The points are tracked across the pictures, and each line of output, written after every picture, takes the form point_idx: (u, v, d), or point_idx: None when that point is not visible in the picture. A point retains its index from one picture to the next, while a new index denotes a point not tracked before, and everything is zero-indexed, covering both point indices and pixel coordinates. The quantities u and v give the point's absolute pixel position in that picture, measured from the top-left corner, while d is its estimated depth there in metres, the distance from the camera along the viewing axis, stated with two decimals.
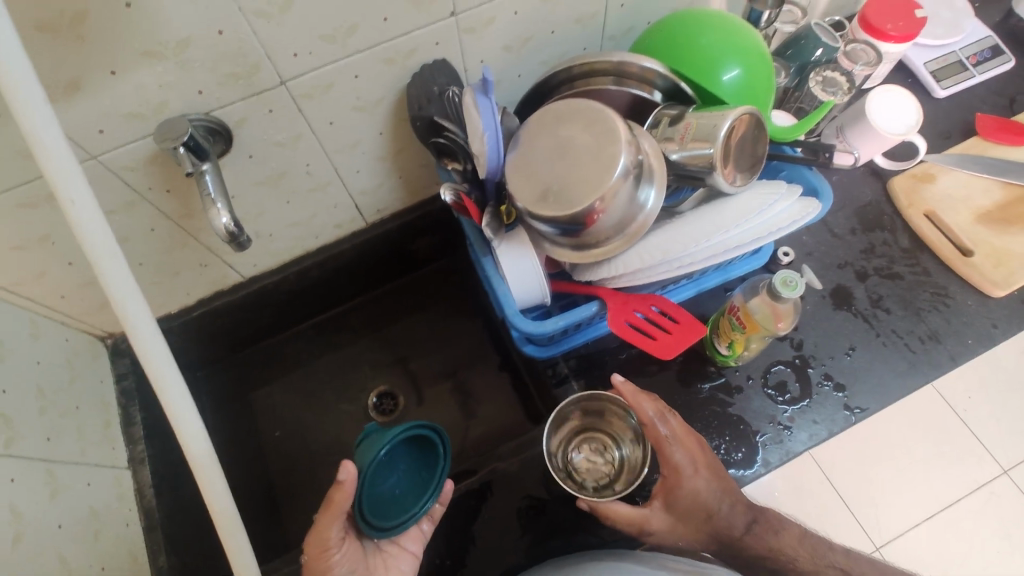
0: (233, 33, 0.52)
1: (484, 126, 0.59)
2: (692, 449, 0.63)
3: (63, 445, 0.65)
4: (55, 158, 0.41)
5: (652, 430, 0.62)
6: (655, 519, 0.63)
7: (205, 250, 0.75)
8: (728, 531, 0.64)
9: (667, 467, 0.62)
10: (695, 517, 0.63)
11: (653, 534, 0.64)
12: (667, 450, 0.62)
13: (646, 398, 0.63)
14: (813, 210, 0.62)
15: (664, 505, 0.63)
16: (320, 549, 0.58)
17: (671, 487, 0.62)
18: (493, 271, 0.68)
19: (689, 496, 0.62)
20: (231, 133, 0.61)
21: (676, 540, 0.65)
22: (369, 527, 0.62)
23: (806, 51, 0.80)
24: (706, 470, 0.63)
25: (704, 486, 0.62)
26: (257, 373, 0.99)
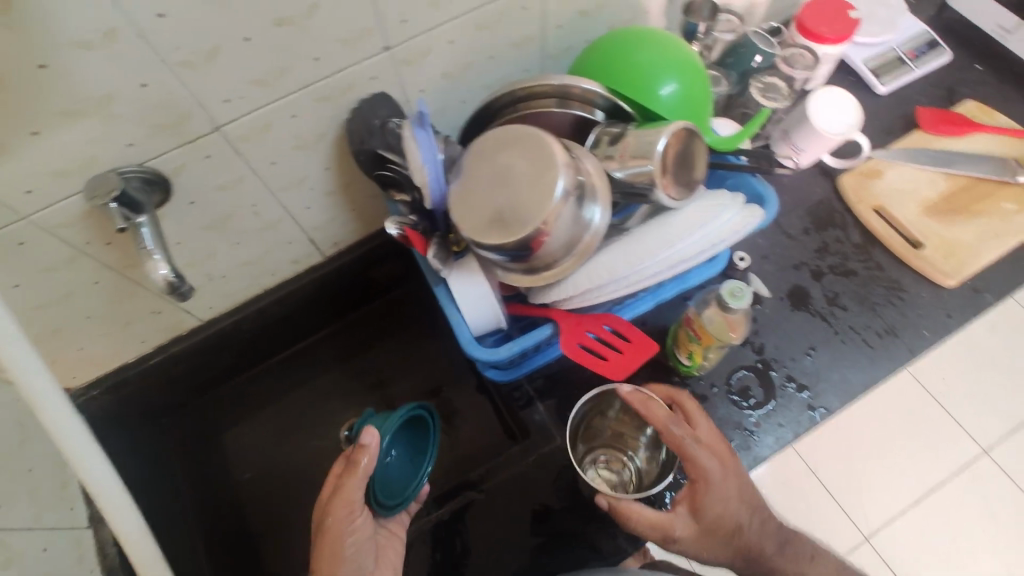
0: (158, 85, 0.52)
1: (424, 159, 0.60)
2: (718, 453, 0.59)
3: (14, 511, 0.62)
4: None
5: (676, 433, 0.58)
6: (682, 524, 0.58)
7: (156, 298, 0.73)
8: (752, 547, 0.61)
9: (693, 471, 0.57)
10: (722, 529, 0.59)
11: (677, 542, 0.59)
12: (693, 453, 0.57)
13: (657, 405, 0.60)
14: (756, 217, 0.63)
15: (692, 512, 0.59)
16: (344, 517, 0.60)
17: (699, 492, 0.58)
18: (446, 299, 0.67)
19: (718, 505, 0.58)
20: (169, 182, 0.61)
21: (699, 554, 0.60)
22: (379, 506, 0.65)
23: (744, 58, 0.83)
24: (732, 478, 0.59)
25: (731, 494, 0.59)
26: (226, 414, 0.97)
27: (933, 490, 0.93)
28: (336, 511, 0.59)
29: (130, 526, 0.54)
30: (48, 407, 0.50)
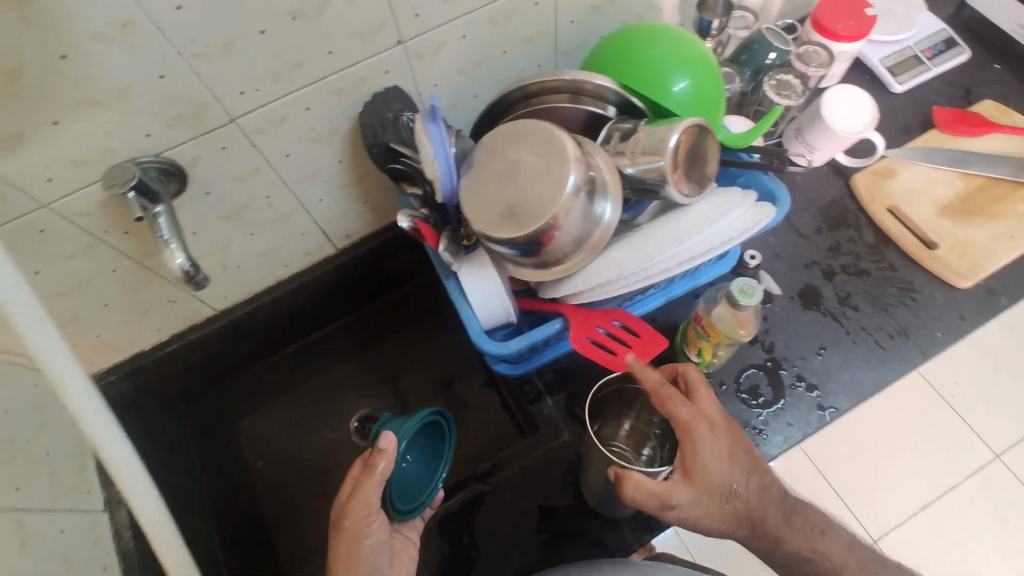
0: (176, 77, 0.53)
1: (435, 153, 0.60)
2: (707, 413, 0.59)
3: (33, 494, 0.63)
4: None
5: (661, 390, 0.59)
6: (677, 490, 0.56)
7: (172, 288, 0.75)
8: (752, 510, 0.59)
9: (681, 428, 0.58)
10: (717, 488, 0.57)
11: (676, 509, 0.57)
12: (677, 408, 0.58)
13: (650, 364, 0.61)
14: (767, 215, 0.62)
15: (686, 475, 0.57)
16: (360, 519, 0.60)
17: (689, 452, 0.57)
18: (456, 292, 0.68)
19: (710, 462, 0.57)
20: (185, 173, 0.62)
21: (698, 521, 0.58)
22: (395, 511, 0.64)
23: (759, 55, 0.82)
24: (723, 436, 0.59)
25: (723, 451, 0.58)
26: (239, 404, 0.98)
27: (941, 496, 0.92)
28: (353, 514, 0.60)
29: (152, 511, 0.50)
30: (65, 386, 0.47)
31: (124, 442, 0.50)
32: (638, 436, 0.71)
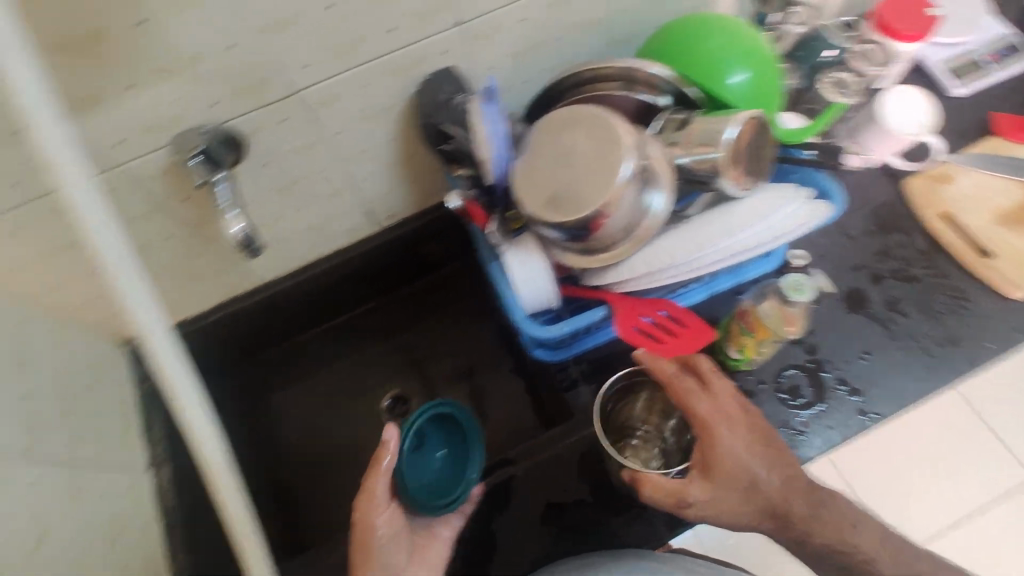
0: (244, 48, 0.54)
1: (489, 133, 0.61)
2: (726, 409, 0.60)
3: (85, 447, 0.67)
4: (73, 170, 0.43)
5: (677, 386, 0.61)
6: (693, 486, 0.57)
7: (221, 257, 0.77)
8: (777, 503, 0.57)
9: (697, 423, 0.59)
10: (737, 482, 0.57)
11: (694, 507, 0.57)
12: (691, 403, 0.60)
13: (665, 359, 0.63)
14: (823, 212, 0.61)
15: (703, 471, 0.58)
16: (369, 512, 0.65)
17: (706, 448, 0.58)
18: (500, 275, 0.68)
19: (726, 456, 0.57)
20: (244, 144, 0.63)
21: (725, 519, 0.58)
22: (419, 506, 0.71)
23: (816, 51, 0.79)
24: (742, 430, 0.59)
25: (741, 444, 0.58)
26: (274, 376, 0.99)
27: (976, 512, 0.89)
28: (361, 507, 0.65)
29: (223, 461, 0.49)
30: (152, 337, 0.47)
31: (195, 393, 0.48)
32: (661, 413, 0.72)
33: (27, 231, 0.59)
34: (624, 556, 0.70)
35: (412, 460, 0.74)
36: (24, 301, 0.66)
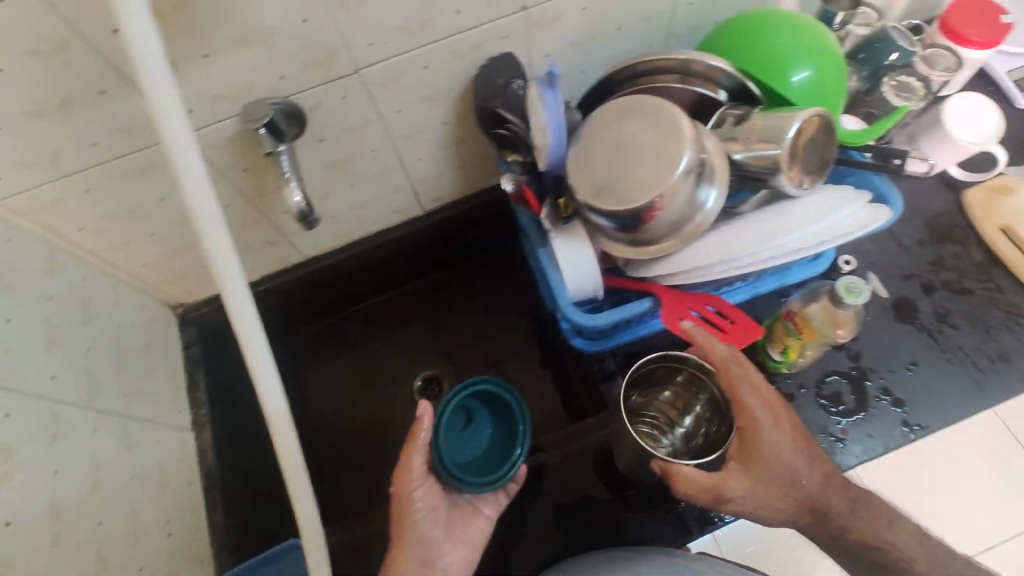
0: (316, 23, 0.55)
1: (548, 118, 0.61)
2: (773, 407, 0.58)
3: (137, 403, 0.70)
4: (175, 128, 0.46)
5: (726, 377, 0.58)
6: (733, 482, 0.56)
7: (272, 229, 0.79)
8: (816, 500, 0.57)
9: (743, 417, 0.57)
10: (780, 480, 0.56)
11: (731, 502, 0.56)
12: (740, 394, 0.57)
13: (721, 345, 0.60)
14: (882, 216, 0.60)
15: (743, 467, 0.56)
16: (407, 484, 0.63)
17: (749, 442, 0.57)
18: (548, 262, 0.69)
19: (770, 453, 0.56)
20: (305, 117, 0.64)
21: (760, 513, 0.58)
22: (458, 481, 0.62)
23: (880, 54, 0.77)
24: (790, 430, 0.57)
25: (787, 442, 0.57)
26: (311, 350, 1.01)
27: None
28: (400, 481, 0.63)
29: (278, 405, 0.55)
30: (232, 286, 0.52)
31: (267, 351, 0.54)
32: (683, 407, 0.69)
33: (98, 190, 0.61)
34: (655, 552, 0.70)
35: (455, 437, 0.68)
36: (88, 259, 0.69)
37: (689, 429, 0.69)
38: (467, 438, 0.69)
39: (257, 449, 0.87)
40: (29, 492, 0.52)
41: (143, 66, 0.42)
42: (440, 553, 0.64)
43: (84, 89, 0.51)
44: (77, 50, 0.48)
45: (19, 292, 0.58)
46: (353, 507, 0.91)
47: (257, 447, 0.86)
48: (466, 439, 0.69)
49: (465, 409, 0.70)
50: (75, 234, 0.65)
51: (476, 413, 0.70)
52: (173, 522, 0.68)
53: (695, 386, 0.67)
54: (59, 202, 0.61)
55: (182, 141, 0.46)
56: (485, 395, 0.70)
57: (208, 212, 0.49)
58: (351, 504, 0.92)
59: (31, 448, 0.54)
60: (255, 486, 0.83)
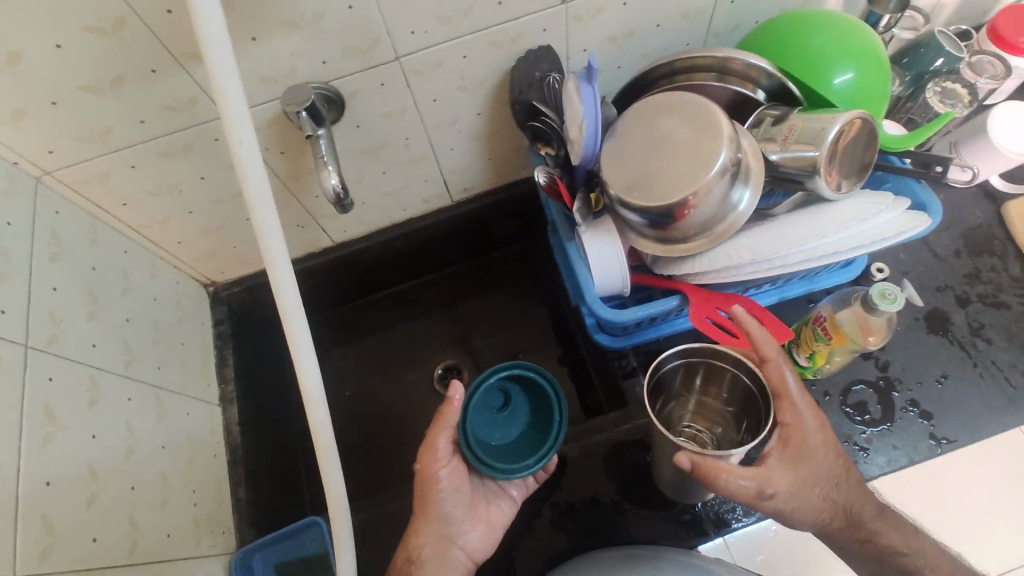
0: (361, 9, 0.56)
1: (585, 112, 0.60)
2: (814, 407, 0.58)
3: (170, 375, 0.72)
4: (231, 103, 0.47)
5: (776, 370, 0.57)
6: (777, 477, 0.54)
7: (305, 212, 0.80)
8: (852, 506, 0.59)
9: (790, 414, 0.56)
10: (819, 481, 0.56)
11: (772, 499, 0.54)
12: (790, 392, 0.56)
13: (771, 339, 0.58)
14: (920, 224, 0.59)
15: (786, 463, 0.55)
16: (431, 463, 0.63)
17: (794, 439, 0.56)
18: (576, 255, 0.69)
19: (815, 452, 0.56)
20: (344, 102, 0.65)
21: (791, 514, 0.57)
22: (484, 465, 0.62)
23: (924, 60, 0.75)
24: (829, 432, 0.57)
25: (827, 447, 0.56)
26: (335, 334, 1.03)
27: None
28: (424, 458, 0.63)
29: (311, 382, 0.56)
30: (277, 265, 0.53)
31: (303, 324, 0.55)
32: (712, 404, 0.68)
33: (143, 167, 0.63)
34: (671, 556, 0.70)
35: (491, 419, 0.69)
36: (129, 233, 0.71)
37: (726, 424, 0.67)
38: (502, 421, 0.69)
39: (280, 428, 0.88)
40: (68, 453, 0.54)
41: (207, 44, 0.44)
42: (460, 533, 0.66)
43: (135, 67, 0.53)
44: (132, 28, 0.49)
45: (64, 261, 0.61)
46: (366, 491, 0.92)
47: (279, 425, 0.88)
48: (502, 421, 0.69)
49: (503, 392, 0.70)
50: (118, 209, 0.67)
51: (514, 397, 0.70)
52: (199, 492, 0.70)
53: (710, 384, 0.66)
54: (106, 176, 0.63)
55: (240, 122, 0.48)
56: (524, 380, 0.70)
57: (258, 187, 0.50)
58: (365, 489, 0.93)
59: (70, 412, 0.56)
60: (276, 463, 0.85)
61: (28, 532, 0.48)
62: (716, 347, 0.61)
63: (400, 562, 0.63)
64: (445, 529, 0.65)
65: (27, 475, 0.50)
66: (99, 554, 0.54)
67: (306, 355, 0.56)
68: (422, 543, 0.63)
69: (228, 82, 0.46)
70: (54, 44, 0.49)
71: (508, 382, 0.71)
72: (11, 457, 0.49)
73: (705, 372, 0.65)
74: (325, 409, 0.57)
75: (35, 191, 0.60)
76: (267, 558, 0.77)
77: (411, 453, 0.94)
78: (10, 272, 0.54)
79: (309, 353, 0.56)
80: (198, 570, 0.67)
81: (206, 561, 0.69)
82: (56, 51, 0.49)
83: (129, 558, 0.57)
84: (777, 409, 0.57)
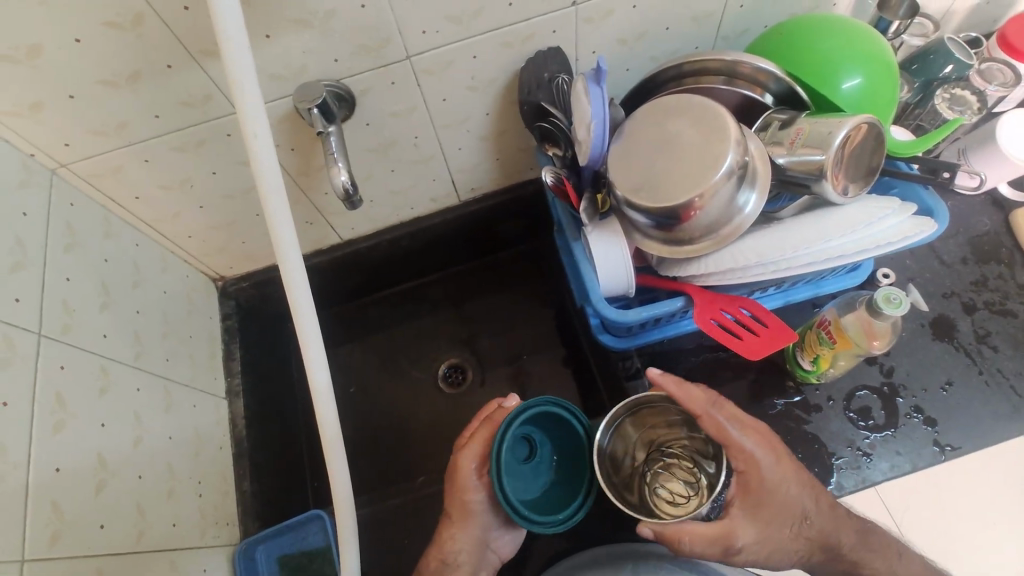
0: (373, 9, 0.57)
1: (593, 112, 0.60)
2: (762, 440, 0.56)
3: (178, 367, 0.73)
4: (247, 97, 0.48)
5: (711, 422, 0.54)
6: (742, 529, 0.54)
7: (314, 208, 0.81)
8: (828, 535, 0.60)
9: (741, 459, 0.54)
10: (785, 520, 0.56)
11: (741, 551, 0.55)
12: (732, 437, 0.54)
13: (694, 391, 0.55)
14: (927, 229, 0.59)
15: (747, 511, 0.55)
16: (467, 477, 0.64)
17: (752, 483, 0.55)
18: (582, 255, 0.69)
19: (773, 491, 0.55)
20: (355, 100, 0.66)
21: (767, 558, 0.57)
22: (513, 509, 0.57)
23: (933, 67, 0.75)
24: (785, 461, 0.56)
25: (786, 477, 0.56)
26: (341, 330, 1.04)
27: None
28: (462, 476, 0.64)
29: (320, 376, 0.56)
30: (288, 258, 0.54)
31: (313, 319, 0.56)
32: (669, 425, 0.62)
33: (156, 161, 0.64)
34: (669, 557, 0.70)
35: (519, 469, 0.63)
36: (142, 227, 0.72)
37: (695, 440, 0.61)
38: (528, 473, 0.64)
39: (286, 424, 0.89)
40: (79, 441, 0.55)
41: (226, 39, 0.45)
42: (495, 537, 0.69)
43: (152, 63, 0.54)
44: (150, 24, 0.50)
45: (77, 253, 0.62)
46: (369, 486, 0.93)
47: (284, 420, 0.89)
48: (527, 474, 0.64)
49: (525, 437, 0.64)
50: (131, 202, 0.68)
51: (537, 445, 0.65)
52: (203, 483, 0.71)
53: (654, 408, 0.61)
54: (119, 170, 0.64)
55: (256, 112, 0.49)
56: (552, 428, 0.65)
57: (273, 182, 0.51)
58: (367, 486, 0.93)
59: (82, 401, 0.57)
60: (281, 459, 0.86)
61: (37, 515, 0.49)
62: (640, 394, 0.59)
63: (435, 563, 0.66)
64: (481, 533, 0.67)
65: (36, 461, 0.50)
66: (106, 539, 0.55)
67: (316, 350, 0.56)
68: (459, 549, 0.65)
69: (244, 76, 0.47)
70: (73, 38, 0.50)
71: (533, 425, 0.65)
72: (22, 444, 0.49)
73: (638, 406, 0.60)
74: (334, 404, 0.58)
75: (51, 183, 0.61)
76: (270, 551, 0.78)
77: (414, 451, 0.94)
78: (27, 262, 0.55)
79: (318, 347, 0.56)
80: (203, 561, 0.68)
81: (211, 552, 0.70)
82: (75, 45, 0.50)
83: (135, 546, 0.58)
84: (728, 458, 0.55)
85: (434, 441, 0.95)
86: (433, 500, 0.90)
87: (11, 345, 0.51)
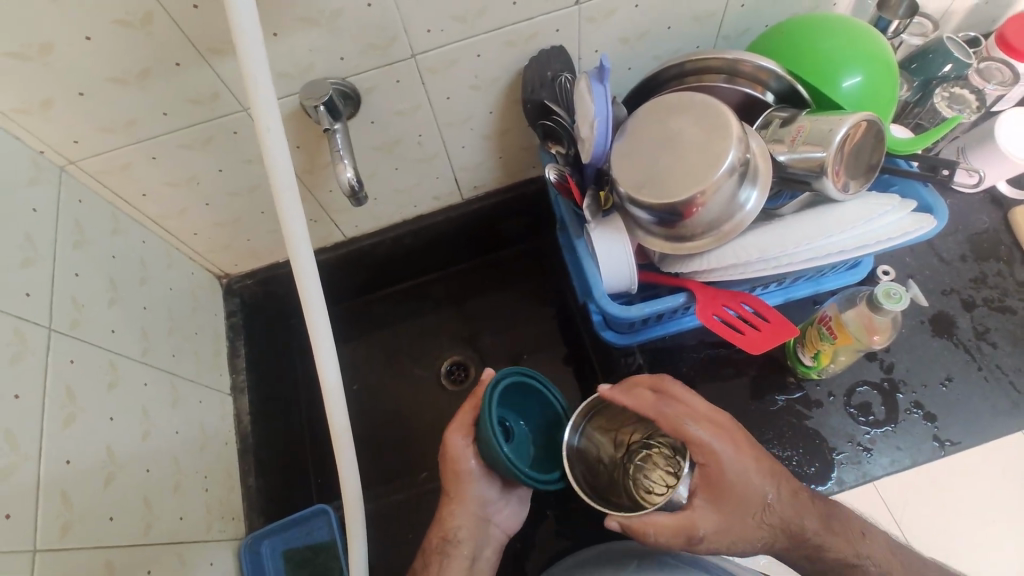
0: (380, 8, 0.57)
1: (597, 110, 0.61)
2: (721, 430, 0.55)
3: (185, 363, 0.74)
4: (260, 92, 0.48)
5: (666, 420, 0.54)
6: (705, 519, 0.53)
7: (319, 206, 0.82)
8: (788, 521, 0.58)
9: (701, 452, 0.54)
10: (747, 510, 0.55)
11: (702, 541, 0.54)
12: (689, 431, 0.54)
13: (644, 394, 0.56)
14: (926, 225, 0.60)
15: (711, 500, 0.54)
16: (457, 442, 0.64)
17: (713, 476, 0.54)
18: (584, 251, 0.70)
19: (734, 482, 0.54)
20: (360, 98, 0.67)
21: (730, 546, 0.56)
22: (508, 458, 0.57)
23: (932, 66, 0.75)
24: (744, 450, 0.55)
25: (748, 465, 0.55)
26: (345, 327, 1.04)
27: None
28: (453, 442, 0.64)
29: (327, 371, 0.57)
30: (298, 252, 0.54)
31: (321, 316, 0.56)
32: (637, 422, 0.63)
33: (164, 158, 0.65)
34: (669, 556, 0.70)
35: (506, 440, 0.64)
36: (149, 224, 0.73)
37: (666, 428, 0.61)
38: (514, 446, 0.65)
39: (290, 420, 0.90)
40: (88, 435, 0.55)
41: (239, 37, 0.46)
42: (493, 527, 0.70)
43: (161, 62, 0.55)
44: (160, 22, 0.51)
45: (87, 249, 0.62)
46: (374, 482, 0.94)
47: (288, 416, 0.90)
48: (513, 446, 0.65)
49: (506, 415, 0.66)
50: (138, 199, 0.69)
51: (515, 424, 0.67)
52: (209, 478, 0.72)
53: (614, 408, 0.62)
54: (127, 167, 0.64)
55: (267, 108, 0.49)
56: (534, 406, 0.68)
57: (282, 178, 0.52)
58: (372, 483, 0.94)
59: (92, 395, 0.57)
60: (286, 455, 0.86)
61: (48, 508, 0.50)
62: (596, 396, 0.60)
63: (436, 541, 0.66)
64: (481, 509, 0.68)
65: (47, 455, 0.51)
66: (116, 532, 0.56)
67: (325, 346, 0.57)
68: (459, 525, 0.66)
69: (257, 70, 0.48)
70: (84, 35, 0.51)
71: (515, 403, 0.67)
72: (34, 439, 0.50)
73: (595, 409, 0.61)
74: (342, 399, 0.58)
75: (60, 180, 0.61)
76: (275, 545, 0.79)
77: (418, 446, 0.95)
78: (38, 257, 0.56)
79: (328, 343, 0.57)
80: (209, 554, 0.69)
81: (217, 546, 0.71)
82: (87, 43, 0.51)
83: (144, 538, 0.59)
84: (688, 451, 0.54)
85: (438, 435, 0.95)
86: (436, 496, 0.91)
87: (23, 339, 0.52)
